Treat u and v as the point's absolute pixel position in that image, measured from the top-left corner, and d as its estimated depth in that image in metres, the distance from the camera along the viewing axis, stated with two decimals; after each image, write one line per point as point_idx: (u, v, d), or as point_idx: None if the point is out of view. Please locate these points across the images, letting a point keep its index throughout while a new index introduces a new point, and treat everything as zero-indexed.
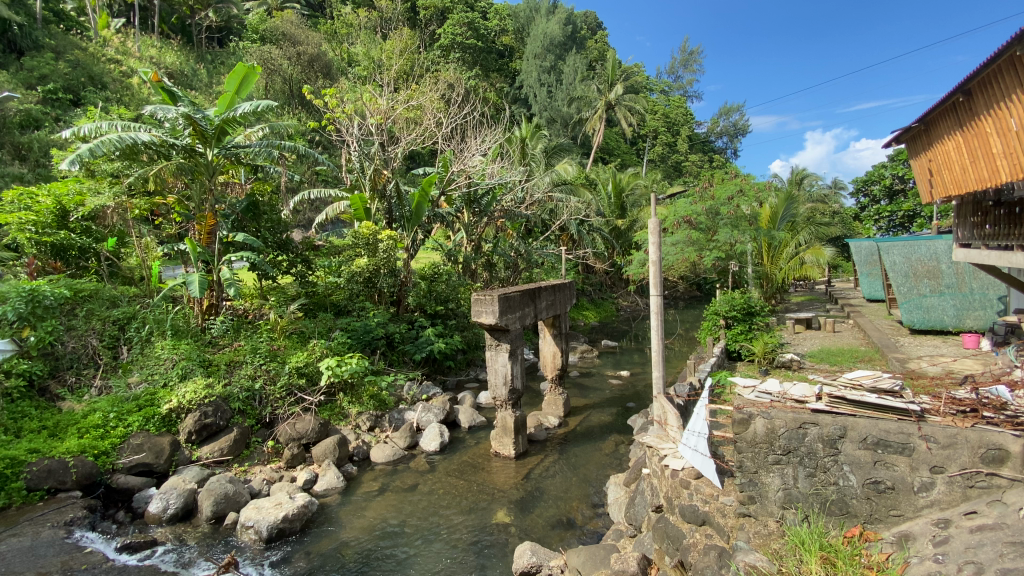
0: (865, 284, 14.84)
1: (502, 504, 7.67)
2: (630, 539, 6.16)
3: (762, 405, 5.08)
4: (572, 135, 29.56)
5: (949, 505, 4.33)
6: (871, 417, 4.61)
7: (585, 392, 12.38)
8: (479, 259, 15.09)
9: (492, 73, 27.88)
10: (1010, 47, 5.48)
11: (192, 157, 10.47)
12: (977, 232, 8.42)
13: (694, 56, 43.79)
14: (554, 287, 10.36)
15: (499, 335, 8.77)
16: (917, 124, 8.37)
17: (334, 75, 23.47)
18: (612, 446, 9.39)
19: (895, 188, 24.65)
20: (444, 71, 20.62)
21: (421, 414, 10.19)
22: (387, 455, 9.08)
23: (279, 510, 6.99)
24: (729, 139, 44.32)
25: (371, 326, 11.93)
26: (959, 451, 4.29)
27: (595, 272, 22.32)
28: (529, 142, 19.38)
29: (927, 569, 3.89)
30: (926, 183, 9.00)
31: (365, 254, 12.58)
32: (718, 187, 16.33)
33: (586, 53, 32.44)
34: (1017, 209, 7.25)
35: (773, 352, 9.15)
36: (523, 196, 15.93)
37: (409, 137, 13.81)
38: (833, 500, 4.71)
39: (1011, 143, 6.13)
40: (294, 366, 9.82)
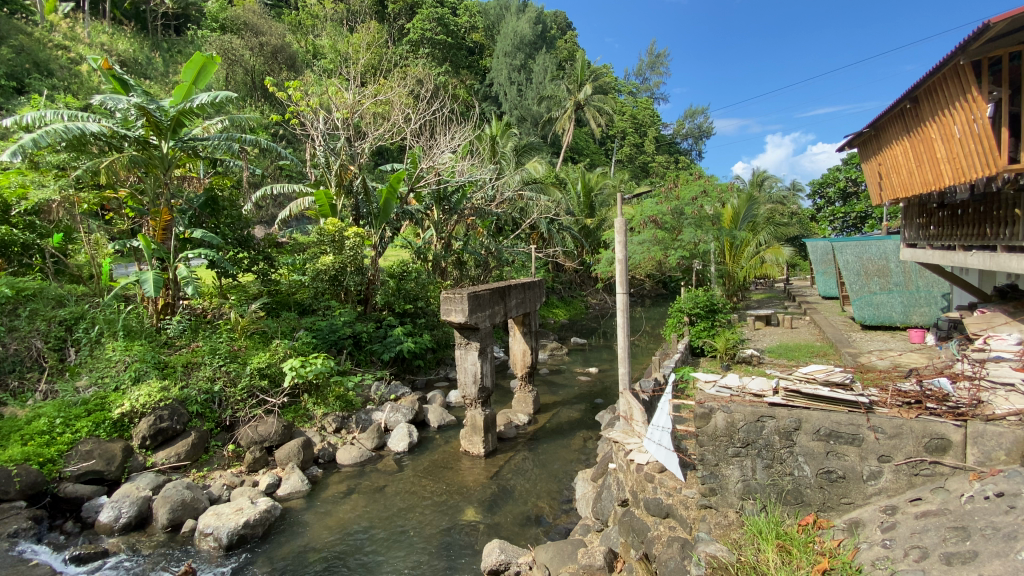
0: (821, 282, 15.44)
1: (471, 503, 7.64)
2: (597, 534, 6.26)
3: (722, 399, 5.20)
4: (542, 134, 29.66)
5: (896, 492, 4.56)
6: (825, 409, 4.80)
7: (555, 389, 12.46)
8: (449, 257, 14.97)
9: (462, 70, 27.68)
10: (954, 57, 5.76)
11: (145, 149, 9.96)
12: (923, 233, 8.89)
13: (660, 59, 44.65)
14: (523, 286, 10.36)
15: (468, 333, 8.70)
16: (869, 129, 8.78)
17: (299, 67, 22.82)
18: (580, 442, 9.49)
19: (849, 190, 25.80)
20: (412, 67, 20.38)
21: (389, 414, 10.04)
22: (354, 457, 8.90)
23: (240, 515, 6.77)
24: (694, 141, 45.37)
25: (336, 326, 11.69)
26: (904, 440, 4.52)
27: (565, 270, 22.47)
28: (500, 140, 19.34)
29: (876, 555, 4.04)
30: (875, 185, 9.45)
31: (331, 251, 12.28)
32: (682, 188, 16.67)
33: (556, 53, 32.56)
34: (958, 211, 7.69)
35: (735, 348, 9.32)
36: (493, 194, 15.87)
37: (377, 132, 13.56)
38: (789, 490, 4.90)
39: (954, 149, 6.46)
40: (255, 367, 9.48)
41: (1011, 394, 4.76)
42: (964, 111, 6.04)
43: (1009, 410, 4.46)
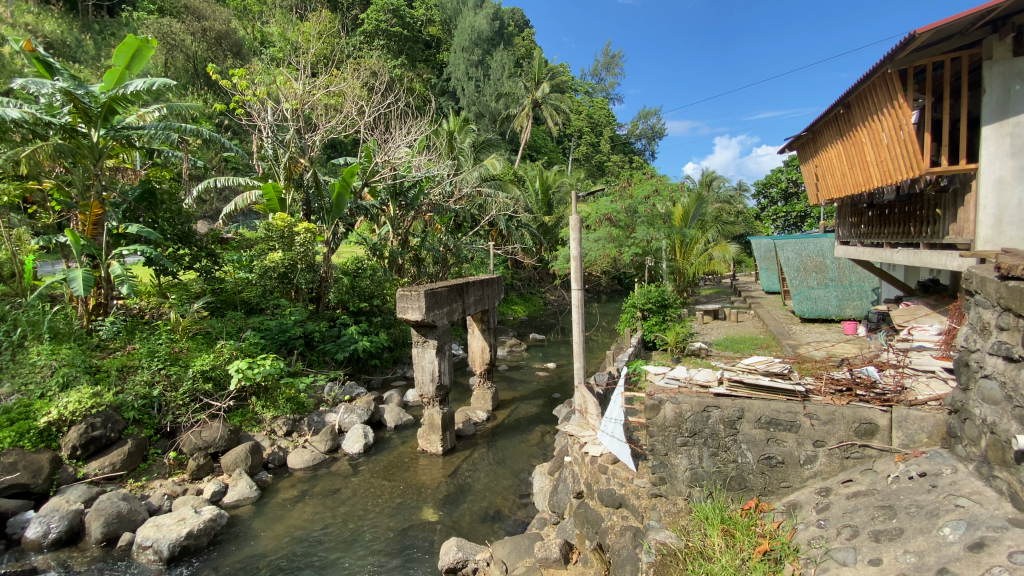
0: (764, 277, 16.18)
1: (428, 503, 7.55)
2: (553, 527, 6.35)
3: (671, 390, 5.37)
4: (501, 130, 29.56)
5: (830, 475, 4.85)
6: (765, 398, 5.04)
7: (514, 385, 12.51)
8: (406, 254, 14.70)
9: (419, 64, 27.20)
10: (882, 66, 6.11)
11: (73, 137, 9.24)
12: (854, 231, 9.50)
13: (616, 60, 45.48)
14: (482, 282, 10.30)
15: (426, 331, 8.57)
16: (806, 132, 9.27)
17: (245, 55, 21.75)
18: (538, 437, 9.58)
19: (790, 191, 27.22)
20: (366, 59, 19.82)
21: (344, 415, 9.78)
22: (306, 460, 8.62)
23: (182, 526, 6.42)
24: (648, 141, 46.53)
25: (286, 326, 11.25)
26: (836, 426, 4.81)
27: (524, 267, 22.55)
28: (457, 136, 19.11)
29: (811, 534, 4.27)
30: (813, 186, 10.01)
31: (280, 247, 11.68)
32: (636, 187, 17.07)
33: (514, 50, 32.46)
34: (886, 211, 8.24)
35: (684, 341, 9.65)
36: (452, 190, 15.66)
37: (329, 124, 13.12)
38: (733, 476, 5.12)
39: (882, 153, 6.89)
40: (198, 370, 8.95)
41: (931, 380, 5.16)
42: (891, 116, 6.44)
43: (930, 395, 4.83)
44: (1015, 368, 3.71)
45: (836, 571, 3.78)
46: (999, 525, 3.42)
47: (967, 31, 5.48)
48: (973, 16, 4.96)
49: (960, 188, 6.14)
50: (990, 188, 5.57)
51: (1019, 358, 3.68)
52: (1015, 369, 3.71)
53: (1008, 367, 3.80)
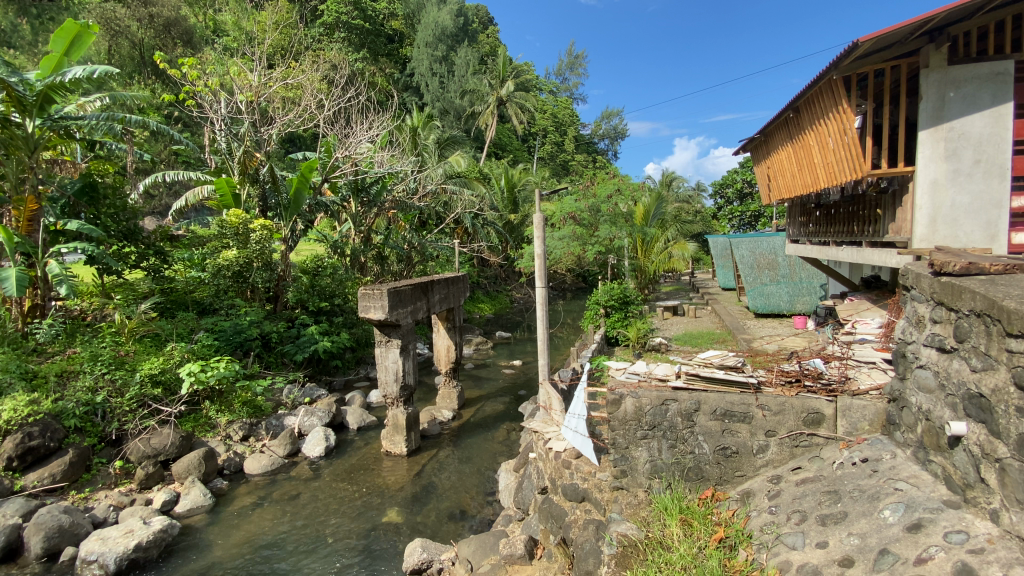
0: (721, 275, 16.74)
1: (392, 504, 7.44)
2: (518, 523, 6.40)
3: (631, 385, 5.49)
4: (465, 128, 29.34)
5: (781, 463, 5.07)
6: (721, 390, 5.20)
7: (480, 384, 12.48)
8: (368, 251, 14.38)
9: (381, 58, 26.68)
10: (828, 72, 6.38)
11: (5, 127, 8.63)
12: (803, 230, 9.96)
13: (580, 60, 45.94)
14: (446, 280, 10.20)
15: (389, 330, 8.43)
16: (759, 135, 9.62)
17: (197, 44, 20.77)
18: (504, 434, 9.59)
19: (744, 191, 28.29)
20: (325, 52, 19.30)
21: (303, 418, 9.53)
22: (264, 466, 8.36)
23: (130, 538, 6.10)
24: (611, 142, 47.27)
25: (242, 326, 10.81)
26: (786, 416, 5.03)
27: (489, 265, 22.50)
28: (421, 132, 18.88)
29: (764, 521, 4.45)
30: (765, 187, 10.42)
31: (234, 245, 11.28)
32: (599, 186, 17.32)
33: (478, 46, 32.23)
34: (832, 211, 8.66)
35: (646, 337, 9.87)
36: (416, 187, 15.44)
37: (286, 117, 12.69)
38: (690, 467, 5.28)
39: (828, 156, 7.21)
40: (146, 374, 8.45)
41: (872, 370, 5.46)
42: (836, 120, 6.74)
43: (871, 384, 5.10)
44: (947, 358, 3.98)
45: (786, 554, 3.94)
46: (935, 507, 3.62)
47: (906, 41, 5.83)
48: (909, 26, 5.25)
49: (898, 190, 6.50)
50: (925, 189, 5.91)
51: (950, 348, 3.95)
52: (948, 359, 3.98)
53: (941, 357, 4.07)
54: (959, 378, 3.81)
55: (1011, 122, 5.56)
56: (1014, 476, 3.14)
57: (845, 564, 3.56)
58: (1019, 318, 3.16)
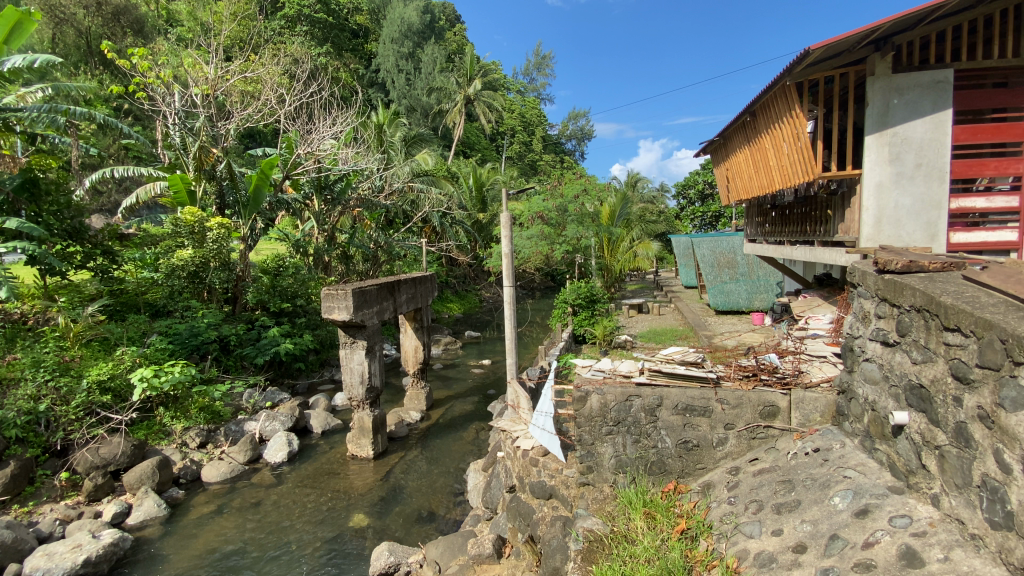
0: (683, 273, 17.17)
1: (358, 508, 7.30)
2: (486, 522, 6.41)
3: (597, 382, 5.58)
4: (432, 126, 29.03)
5: (739, 455, 5.24)
6: (682, 385, 5.37)
7: (448, 384, 12.40)
8: (333, 251, 14.06)
9: (345, 53, 26.13)
10: (782, 78, 6.61)
11: None
12: (760, 230, 10.35)
13: (547, 61, 46.18)
14: (413, 280, 10.08)
15: (354, 331, 8.27)
16: (718, 138, 9.92)
17: (149, 34, 19.82)
18: (473, 434, 9.56)
19: (706, 192, 29.09)
20: (286, 46, 18.76)
21: (265, 423, 9.25)
22: (223, 473, 8.06)
23: (79, 553, 5.77)
24: (578, 142, 47.71)
25: (198, 329, 10.37)
26: (744, 409, 5.21)
27: (458, 264, 22.37)
28: (386, 129, 18.58)
29: (723, 511, 4.60)
30: (724, 188, 10.76)
31: (189, 244, 10.88)
32: (567, 186, 17.45)
33: (445, 44, 31.93)
34: (787, 211, 9.02)
35: (612, 334, 10.02)
36: (382, 185, 15.21)
37: (245, 112, 12.25)
38: (654, 461, 5.41)
39: (782, 159, 7.49)
40: (94, 381, 8.05)
41: (823, 364, 5.71)
42: (789, 125, 6.98)
43: (822, 377, 5.34)
44: (890, 351, 4.21)
45: (744, 543, 4.08)
46: (880, 493, 3.81)
47: (854, 49, 6.09)
48: (857, 35, 5.48)
49: (847, 192, 6.81)
50: (871, 192, 6.22)
51: (893, 342, 4.18)
52: (891, 352, 4.20)
53: (885, 351, 4.29)
54: (901, 370, 4.04)
55: (949, 129, 5.90)
56: (952, 461, 3.35)
57: (798, 550, 3.70)
58: (956, 313, 3.38)
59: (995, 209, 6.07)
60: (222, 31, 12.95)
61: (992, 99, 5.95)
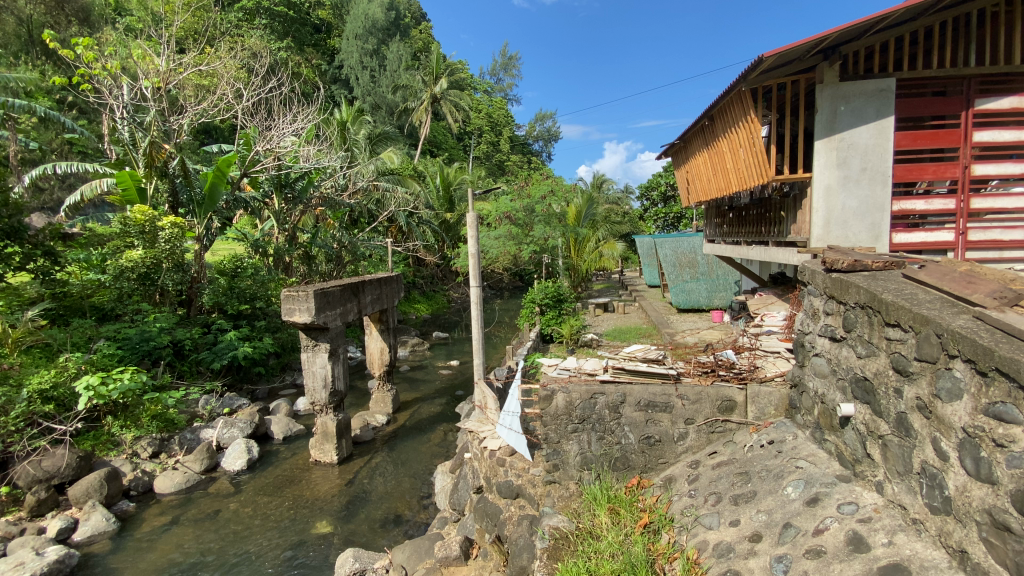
0: (648, 273, 17.55)
1: (322, 515, 7.13)
2: (454, 524, 6.38)
3: (563, 380, 5.65)
4: (398, 124, 28.62)
5: (699, 449, 5.41)
6: (643, 382, 5.49)
7: (416, 386, 12.25)
8: (294, 251, 13.65)
9: (306, 48, 25.47)
10: (737, 84, 6.83)
11: None
12: (719, 230, 10.68)
13: (513, 62, 46.33)
14: (378, 281, 9.90)
15: (316, 334, 8.06)
16: (679, 141, 10.18)
17: (95, 23, 18.78)
18: (441, 436, 9.50)
19: (668, 194, 29.80)
20: (245, 39, 18.14)
21: (222, 430, 8.92)
22: (177, 484, 7.73)
23: (20, 572, 5.42)
24: (545, 143, 48.03)
25: (150, 333, 9.89)
26: (703, 404, 5.37)
27: (425, 265, 22.15)
28: (350, 127, 18.20)
29: (684, 504, 4.73)
30: (685, 190, 11.06)
31: (140, 244, 10.35)
32: (534, 186, 17.53)
33: (411, 42, 31.53)
34: (743, 213, 9.34)
35: (578, 333, 10.14)
36: (346, 183, 14.91)
37: (199, 106, 11.76)
38: (618, 457, 5.52)
39: (739, 163, 7.73)
40: (35, 390, 7.43)
41: (777, 359, 5.94)
42: (745, 129, 7.22)
43: (776, 372, 5.54)
44: (838, 346, 4.41)
45: (703, 535, 4.21)
46: (829, 482, 3.98)
47: (804, 58, 6.35)
48: (807, 44, 5.72)
49: (798, 194, 7.11)
50: (821, 194, 6.51)
51: (840, 337, 4.39)
52: (838, 347, 4.41)
53: (833, 346, 4.50)
54: (847, 364, 4.24)
55: (891, 135, 6.25)
56: (894, 450, 3.53)
57: (754, 540, 3.83)
58: (896, 309, 3.57)
59: (934, 211, 6.42)
60: (174, 21, 12.40)
61: (931, 107, 6.26)
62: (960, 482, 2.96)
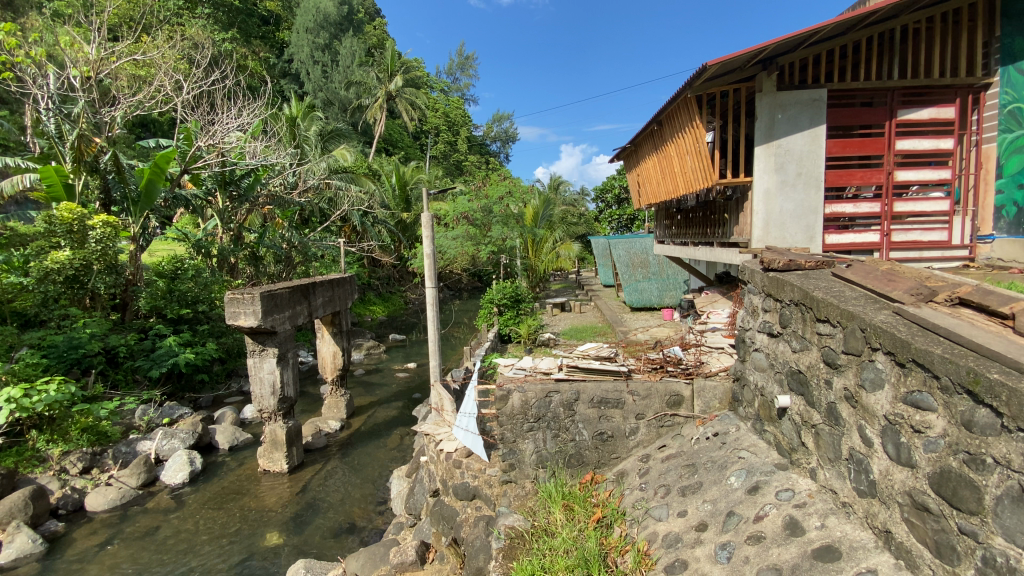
0: (603, 273, 17.90)
1: (272, 526, 6.87)
2: (410, 529, 6.28)
3: (518, 379, 5.70)
4: (352, 121, 27.96)
5: (649, 442, 5.58)
6: (596, 379, 5.62)
7: (371, 390, 11.98)
8: (241, 251, 13.05)
9: (253, 41, 24.51)
10: (683, 91, 7.08)
11: None
12: (668, 232, 11.06)
13: (469, 62, 46.18)
14: (330, 283, 9.62)
15: (264, 338, 7.74)
16: (630, 144, 10.45)
17: (15, 5, 17.34)
18: (397, 440, 9.35)
19: (622, 196, 30.59)
20: (185, 29, 17.23)
21: (162, 442, 8.44)
22: (110, 500, 7.21)
23: None
24: (502, 144, 48.19)
25: (80, 340, 9.19)
26: (652, 399, 5.54)
27: (381, 265, 21.71)
28: (300, 123, 17.61)
29: (635, 497, 4.88)
30: (636, 192, 11.37)
31: (66, 244, 9.55)
32: (491, 187, 17.56)
33: (365, 38, 30.87)
34: (690, 215, 9.70)
35: (535, 333, 10.21)
36: (296, 182, 14.40)
37: (135, 98, 11.05)
38: (573, 454, 5.63)
39: (685, 167, 8.02)
40: None
41: (721, 354, 6.21)
42: (690, 135, 7.50)
43: (720, 366, 5.79)
44: (775, 341, 4.65)
45: (653, 527, 4.35)
46: (768, 470, 4.19)
47: (745, 68, 6.67)
48: (746, 54, 6.00)
49: (740, 198, 7.45)
50: (760, 198, 6.86)
51: (777, 333, 4.63)
52: (775, 342, 4.65)
53: (770, 341, 4.75)
54: (783, 358, 4.48)
55: (823, 142, 6.66)
56: (825, 438, 3.76)
57: (700, 529, 3.98)
58: (825, 306, 3.81)
59: (861, 214, 6.88)
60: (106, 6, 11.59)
61: (859, 117, 6.70)
62: (883, 466, 3.18)
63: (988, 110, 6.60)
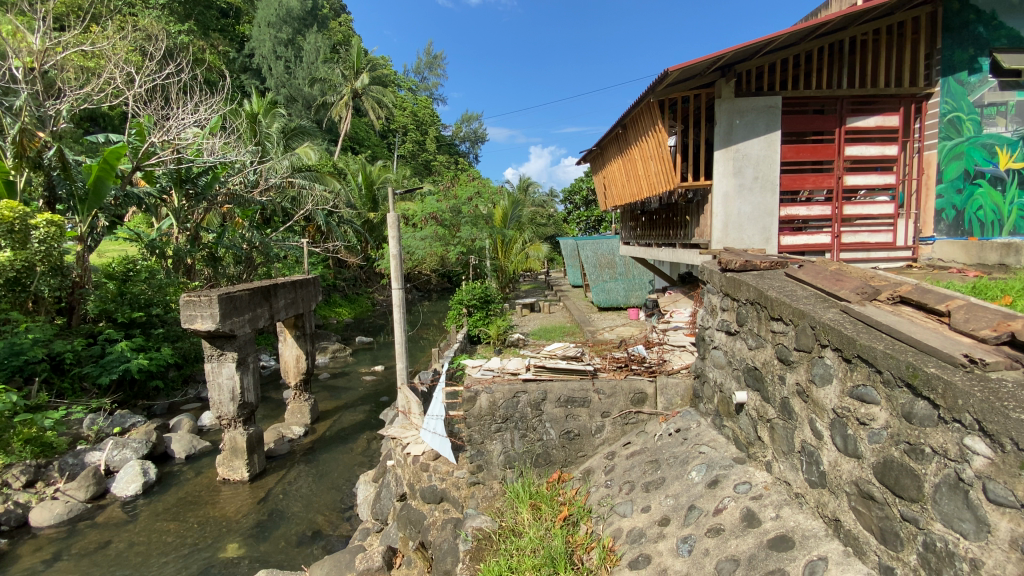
0: (571, 273, 18.09)
1: (233, 536, 6.66)
2: (376, 534, 6.18)
3: (486, 380, 5.73)
4: (317, 119, 27.33)
5: (614, 440, 5.67)
6: (563, 378, 5.69)
7: (337, 394, 11.75)
8: (198, 252, 12.58)
9: (211, 33, 23.66)
10: (646, 96, 7.23)
11: None
12: (633, 233, 11.28)
13: (438, 60, 45.83)
14: (293, 284, 9.38)
15: (223, 342, 7.48)
16: (595, 147, 10.60)
17: None
18: (364, 444, 9.21)
19: (590, 197, 31.02)
20: (137, 19, 16.47)
21: (112, 453, 8.06)
22: (57, 515, 6.81)
23: None
24: (471, 144, 48.04)
25: (21, 346, 8.65)
26: (617, 397, 5.64)
27: (347, 266, 21.28)
28: (262, 119, 17.09)
29: (601, 493, 4.96)
30: (602, 194, 11.55)
31: (5, 245, 8.91)
32: (459, 187, 17.49)
33: (331, 34, 30.26)
34: (654, 217, 9.92)
35: (504, 334, 10.22)
36: (257, 180, 13.97)
37: (83, 91, 10.49)
38: (540, 454, 5.68)
39: (649, 171, 8.19)
40: None
41: (683, 352, 6.38)
42: (653, 140, 7.68)
43: (681, 364, 5.94)
44: (732, 339, 4.81)
45: (618, 523, 4.43)
46: (727, 464, 4.33)
47: (705, 74, 6.87)
48: (706, 61, 6.17)
49: (701, 200, 7.67)
50: (720, 201, 7.09)
51: (734, 331, 4.79)
52: (733, 340, 4.81)
53: (728, 339, 4.91)
54: (740, 355, 4.63)
55: (779, 147, 6.91)
56: (779, 431, 3.91)
57: (663, 523, 4.07)
58: (779, 305, 3.97)
59: (814, 216, 7.18)
60: None
61: (812, 124, 7.00)
62: (832, 457, 3.33)
63: (929, 118, 7.00)
